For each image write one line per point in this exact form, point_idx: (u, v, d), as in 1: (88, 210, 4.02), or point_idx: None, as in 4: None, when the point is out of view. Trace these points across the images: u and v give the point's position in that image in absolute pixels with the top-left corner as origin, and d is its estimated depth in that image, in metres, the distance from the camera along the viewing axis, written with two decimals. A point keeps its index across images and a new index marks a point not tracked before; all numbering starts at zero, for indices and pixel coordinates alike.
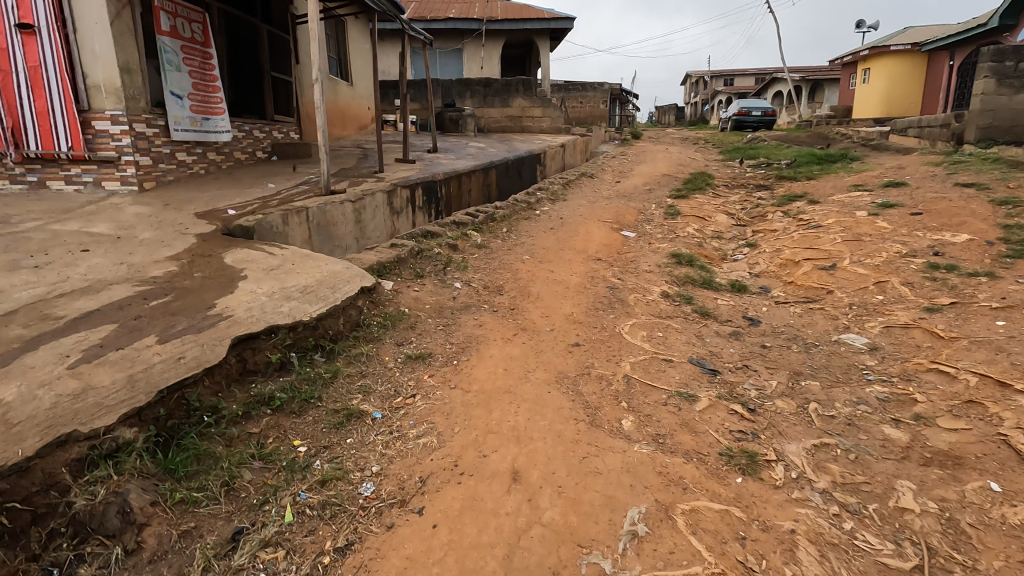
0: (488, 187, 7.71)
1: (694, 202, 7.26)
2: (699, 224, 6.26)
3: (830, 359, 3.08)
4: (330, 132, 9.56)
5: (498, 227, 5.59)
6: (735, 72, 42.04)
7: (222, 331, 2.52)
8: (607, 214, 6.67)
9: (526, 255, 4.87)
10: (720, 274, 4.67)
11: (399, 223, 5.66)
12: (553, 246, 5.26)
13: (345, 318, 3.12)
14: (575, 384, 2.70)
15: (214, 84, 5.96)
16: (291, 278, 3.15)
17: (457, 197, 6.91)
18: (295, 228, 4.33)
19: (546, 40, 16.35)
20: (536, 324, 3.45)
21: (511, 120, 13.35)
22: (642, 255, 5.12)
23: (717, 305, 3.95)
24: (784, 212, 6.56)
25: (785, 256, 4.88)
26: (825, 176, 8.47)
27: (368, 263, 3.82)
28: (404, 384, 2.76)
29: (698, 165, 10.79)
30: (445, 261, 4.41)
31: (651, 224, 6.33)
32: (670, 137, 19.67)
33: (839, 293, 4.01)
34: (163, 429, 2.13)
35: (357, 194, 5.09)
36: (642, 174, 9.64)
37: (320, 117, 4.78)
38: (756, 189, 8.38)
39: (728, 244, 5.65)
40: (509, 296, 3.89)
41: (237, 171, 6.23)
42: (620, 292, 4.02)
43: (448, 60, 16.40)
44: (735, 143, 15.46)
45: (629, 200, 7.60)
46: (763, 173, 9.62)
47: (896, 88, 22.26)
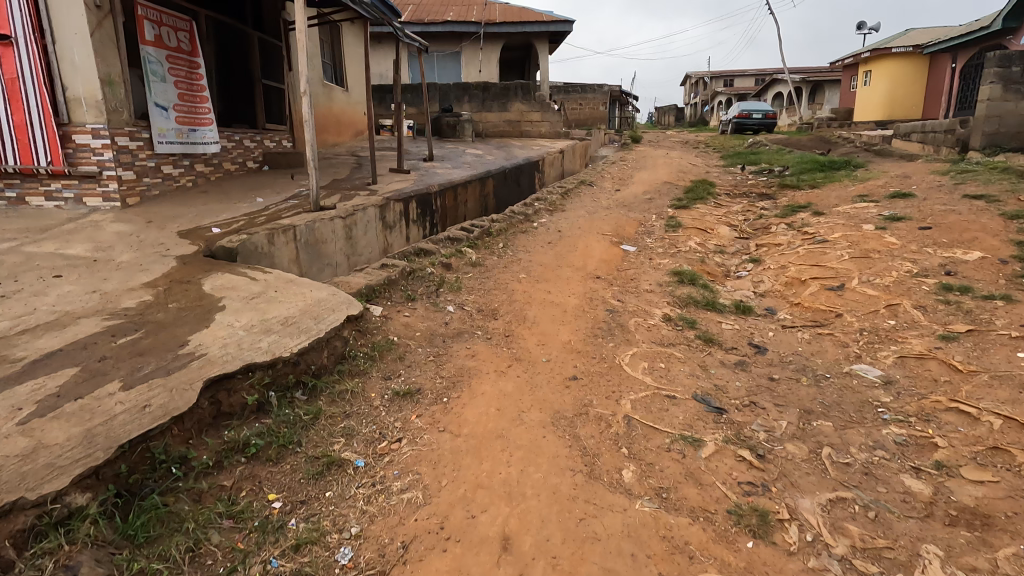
0: (485, 197, 7.55)
1: (695, 213, 7.10)
2: (701, 237, 6.10)
3: (842, 395, 2.90)
4: (325, 139, 9.39)
5: (494, 241, 5.42)
6: (735, 73, 41.91)
7: (194, 373, 2.35)
8: (607, 226, 6.50)
9: (523, 273, 4.70)
10: (723, 294, 4.51)
11: (392, 237, 5.49)
12: (550, 262, 5.10)
13: (329, 351, 2.95)
14: (571, 427, 2.53)
15: (201, 94, 5.81)
16: (272, 308, 2.98)
17: (452, 209, 6.76)
18: (282, 247, 4.16)
19: (545, 43, 16.19)
20: (532, 353, 3.28)
21: (509, 125, 13.19)
22: (643, 272, 4.96)
23: (721, 329, 3.79)
24: (788, 225, 6.39)
25: (790, 274, 4.72)
26: (829, 185, 8.31)
27: (357, 287, 3.65)
28: (389, 426, 2.59)
29: (699, 172, 10.63)
30: (438, 281, 4.24)
31: (652, 237, 6.17)
32: (670, 141, 19.51)
33: (848, 317, 3.84)
34: (123, 487, 1.95)
35: (348, 209, 4.93)
36: (642, 182, 9.48)
37: (309, 131, 4.61)
38: (759, 198, 8.22)
39: (731, 259, 5.49)
40: (504, 321, 3.73)
41: (226, 184, 6.06)
42: (620, 316, 3.86)
43: (446, 63, 16.23)
44: (736, 148, 15.31)
45: (628, 210, 7.44)
46: (765, 181, 9.46)
47: (897, 90, 22.10)
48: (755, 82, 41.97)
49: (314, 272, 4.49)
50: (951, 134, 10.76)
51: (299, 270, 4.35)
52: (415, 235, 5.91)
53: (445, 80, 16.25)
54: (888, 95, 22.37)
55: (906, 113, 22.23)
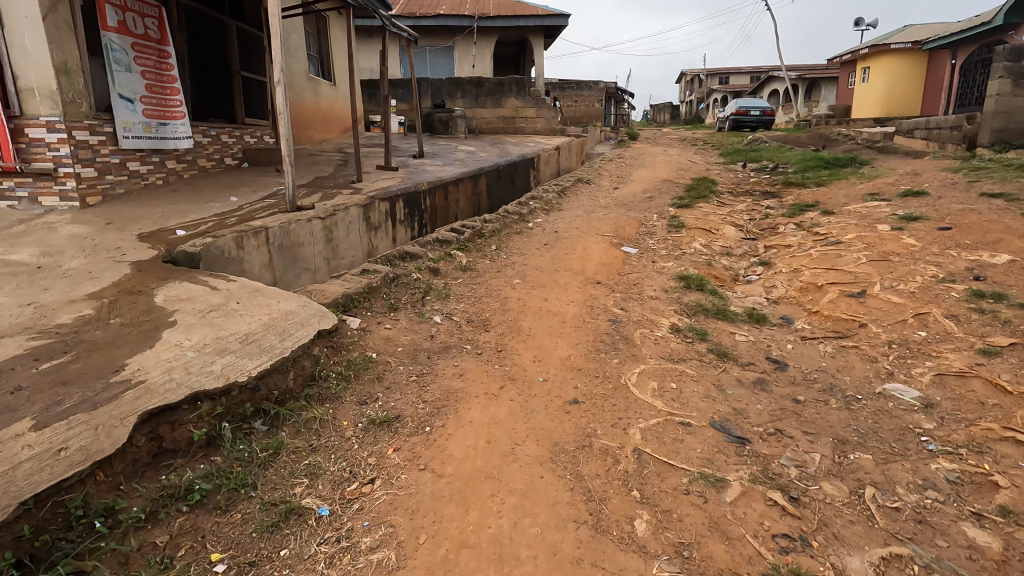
0: (478, 196, 7.19)
1: (698, 212, 6.77)
2: (705, 238, 5.77)
3: (878, 420, 2.56)
4: (311, 135, 8.99)
5: (487, 243, 5.06)
6: (731, 70, 41.69)
7: (127, 405, 1.98)
8: (606, 227, 6.15)
9: (518, 279, 4.35)
10: (734, 301, 4.17)
11: (377, 239, 5.14)
12: (547, 266, 4.75)
13: (295, 373, 2.59)
14: (573, 463, 2.18)
15: (171, 86, 5.41)
16: (231, 324, 2.61)
17: (443, 208, 6.39)
18: (253, 251, 3.79)
19: (540, 37, 15.83)
20: (527, 372, 2.93)
21: (503, 121, 12.82)
22: (646, 276, 4.63)
23: (736, 341, 3.45)
24: (796, 225, 6.07)
25: (805, 279, 4.39)
26: (836, 183, 8.00)
27: (332, 296, 3.28)
28: (361, 463, 2.23)
29: (699, 169, 10.31)
30: (425, 288, 3.88)
31: (653, 238, 5.83)
32: (667, 138, 19.20)
33: (873, 327, 3.51)
34: (26, 554, 1.60)
35: (328, 209, 4.57)
36: (641, 180, 9.15)
37: (284, 124, 4.22)
38: (763, 197, 7.90)
39: (739, 262, 5.15)
40: (496, 334, 3.37)
41: (200, 182, 5.67)
42: (624, 326, 3.51)
43: (438, 58, 15.83)
44: (735, 145, 15.01)
45: (628, 209, 7.10)
46: (768, 179, 9.14)
47: (896, 87, 21.86)
48: (751, 80, 41.74)
49: (290, 278, 4.13)
50: (957, 130, 10.48)
51: (273, 276, 3.98)
52: (403, 237, 5.55)
53: (437, 75, 15.87)
54: (886, 92, 22.11)
55: (905, 110, 22.00)
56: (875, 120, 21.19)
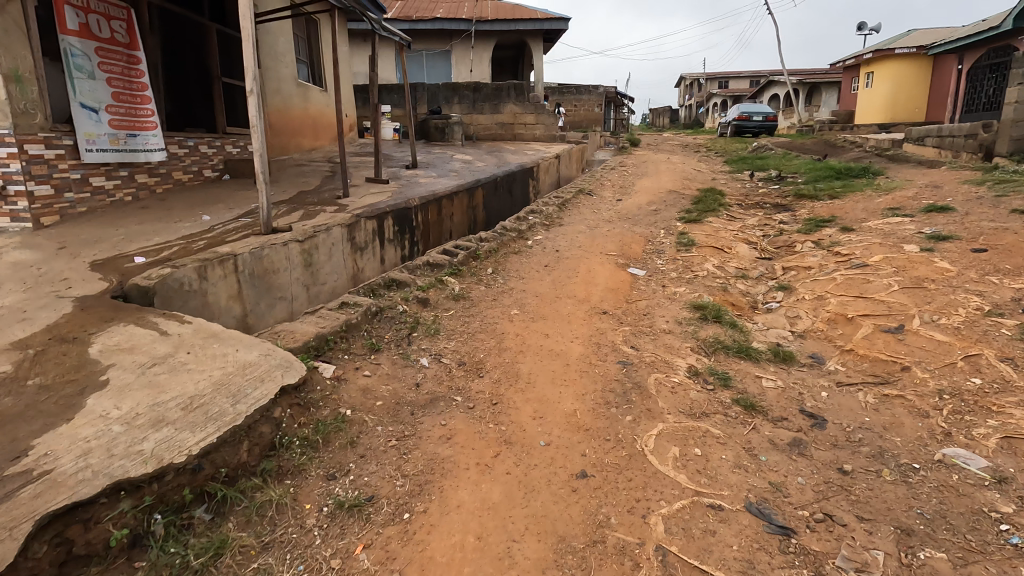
0: (473, 210, 6.80)
1: (708, 227, 6.38)
2: (718, 258, 5.37)
3: (945, 501, 2.15)
4: (300, 143, 8.58)
5: (482, 266, 4.66)
6: (731, 75, 41.40)
7: (20, 507, 1.56)
8: (610, 245, 5.74)
9: (516, 309, 3.93)
10: (755, 335, 3.77)
11: (364, 261, 4.74)
12: (548, 292, 4.34)
13: (251, 442, 2.17)
14: (582, 571, 1.77)
15: (142, 94, 5.00)
16: (175, 384, 2.19)
17: (436, 224, 5.99)
18: (218, 282, 3.38)
19: (539, 41, 15.48)
20: (526, 433, 2.52)
21: (501, 127, 12.44)
22: (658, 304, 4.22)
23: (763, 388, 3.04)
24: (815, 243, 5.66)
25: (832, 310, 3.99)
26: (851, 195, 7.61)
27: (303, 339, 2.86)
28: (323, 567, 1.82)
29: (705, 179, 9.92)
30: (413, 323, 3.46)
31: (662, 258, 5.43)
32: (669, 144, 18.83)
33: (918, 371, 3.09)
34: None
35: (308, 230, 4.16)
36: (645, 190, 8.76)
37: (258, 139, 3.79)
38: (774, 210, 7.50)
39: (756, 286, 4.76)
40: (491, 381, 2.95)
41: (174, 197, 5.26)
42: (636, 371, 3.10)
43: (435, 62, 15.46)
44: (739, 152, 14.64)
45: (633, 224, 6.69)
46: (778, 190, 8.74)
47: (901, 93, 21.51)
48: (752, 84, 41.44)
49: (262, 309, 3.72)
50: (972, 138, 10.10)
51: (243, 308, 3.57)
52: (392, 257, 5.16)
53: (435, 80, 15.50)
54: (891, 97, 21.77)
55: (911, 115, 21.66)
56: (880, 127, 20.84)
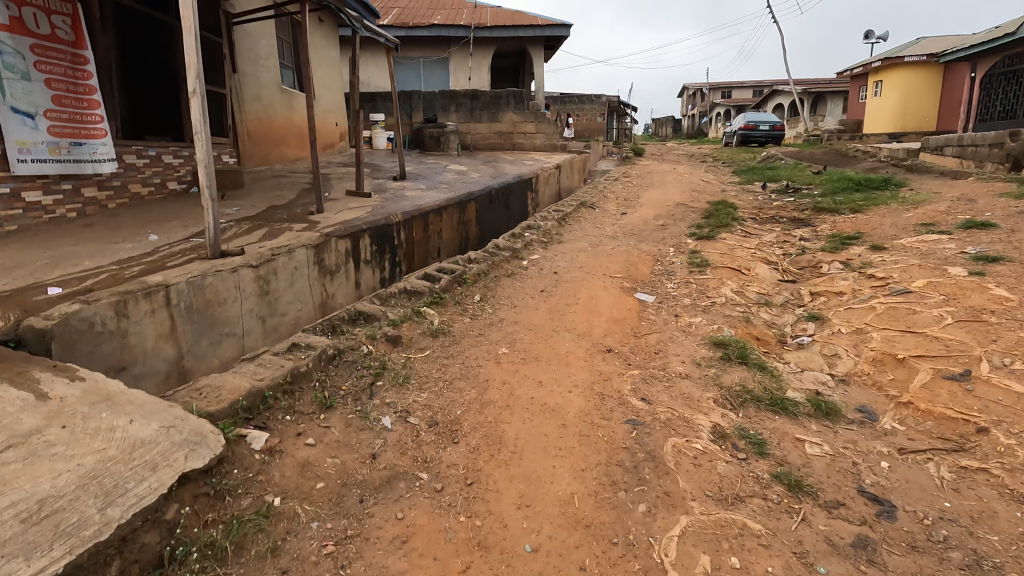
0: (465, 225, 6.24)
1: (722, 245, 5.80)
2: (736, 281, 4.78)
3: None
4: (283, 153, 8.05)
5: (469, 292, 4.08)
6: (734, 84, 41.01)
7: None
8: (615, 266, 5.16)
9: (504, 347, 3.34)
10: (789, 379, 3.17)
11: (334, 287, 4.17)
12: (544, 323, 3.76)
13: (125, 564, 1.58)
14: None
15: (90, 99, 4.44)
16: (23, 479, 1.57)
17: (422, 242, 5.42)
18: (144, 319, 2.80)
19: (540, 48, 15.02)
20: (508, 532, 1.93)
21: (500, 136, 11.92)
22: (671, 340, 3.64)
23: (808, 457, 2.44)
24: (843, 264, 5.08)
25: (877, 348, 3.39)
26: (875, 209, 7.03)
27: (231, 398, 2.27)
28: None
29: (714, 191, 9.36)
30: (378, 367, 2.88)
31: (672, 281, 4.85)
32: (674, 154, 18.28)
33: (1000, 436, 2.49)
34: None
35: (264, 253, 3.59)
36: (651, 203, 8.19)
37: (201, 147, 3.24)
38: (793, 225, 6.91)
39: (782, 315, 4.17)
40: (466, 449, 2.36)
41: (126, 213, 4.70)
42: (649, 434, 2.49)
43: (432, 70, 14.98)
44: (748, 162, 14.08)
45: (639, 241, 6.13)
46: (794, 203, 8.16)
47: (911, 101, 21.00)
48: (755, 94, 41.02)
49: (204, 348, 3.14)
50: (998, 147, 9.52)
51: (177, 349, 2.98)
52: (368, 279, 4.61)
53: (432, 88, 15.01)
54: (901, 105, 21.25)
55: (922, 123, 21.18)
56: (890, 136, 20.30)
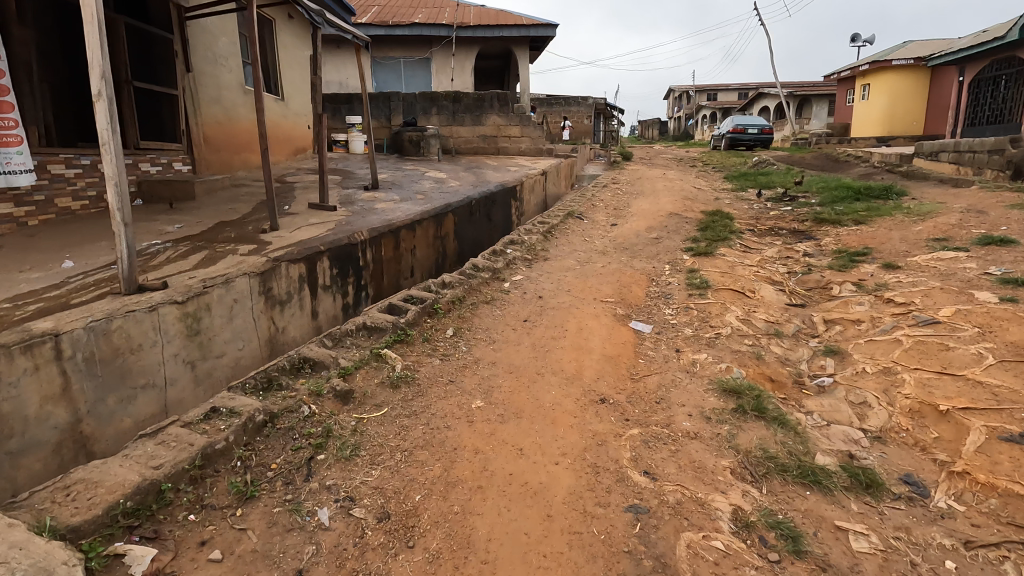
0: (441, 240, 5.72)
1: (721, 263, 5.33)
2: (739, 307, 4.31)
3: None
4: (246, 158, 7.45)
5: (441, 325, 3.56)
6: (720, 86, 40.94)
7: None
8: (607, 289, 4.65)
9: (478, 400, 2.81)
10: (813, 435, 2.69)
11: (284, 320, 3.63)
12: (526, 364, 3.25)
13: None
14: None
15: (6, 100, 3.76)
16: None
17: (393, 260, 4.89)
18: (23, 379, 2.23)
19: (526, 49, 14.54)
20: None
21: (483, 140, 11.40)
22: (673, 383, 3.15)
23: (857, 557, 1.93)
24: (855, 285, 4.63)
25: (914, 394, 2.92)
26: (879, 221, 6.62)
27: (107, 499, 1.71)
28: None
29: (707, 199, 8.94)
30: (321, 434, 2.34)
31: (670, 307, 4.36)
32: (663, 158, 17.90)
33: None
34: None
35: (194, 284, 3.03)
36: (643, 213, 7.73)
37: (109, 161, 2.68)
38: (794, 238, 6.48)
39: (795, 348, 3.70)
40: (423, 558, 1.83)
41: (48, 230, 4.10)
42: (657, 529, 1.98)
43: (414, 71, 14.42)
44: (739, 167, 13.72)
45: (632, 257, 5.65)
46: (792, 213, 7.74)
47: (897, 105, 20.94)
48: (740, 97, 41.02)
49: (110, 406, 2.58)
50: (998, 154, 9.19)
51: (72, 411, 2.42)
52: (327, 306, 4.05)
53: (413, 90, 14.46)
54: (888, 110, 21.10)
55: (907, 129, 21.11)
56: (877, 140, 20.10)
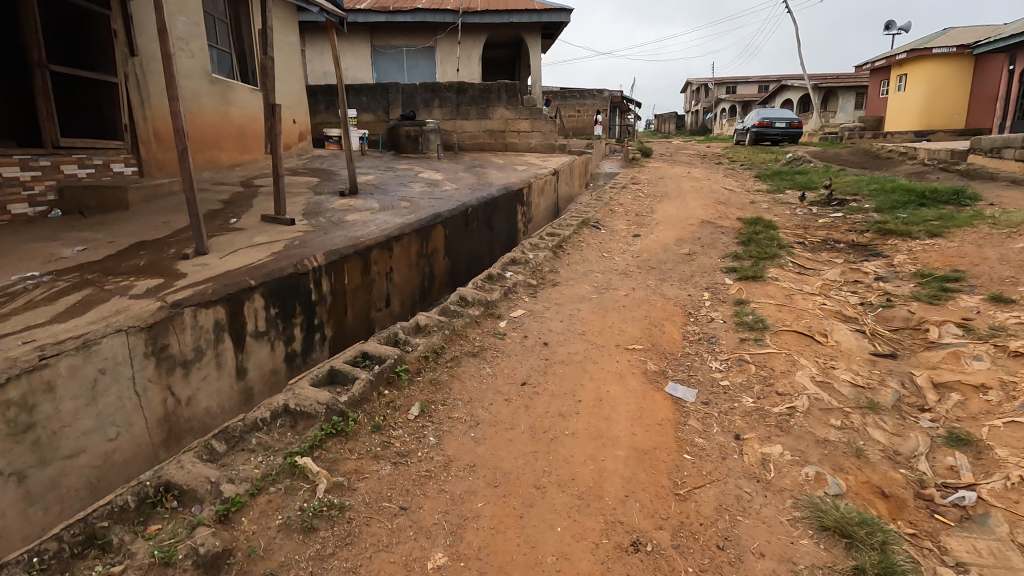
0: (428, 258, 4.71)
1: (775, 291, 4.26)
2: (811, 360, 3.25)
3: None
4: (211, 157, 6.49)
5: (403, 401, 2.53)
6: (740, 79, 39.47)
7: None
8: (634, 331, 3.60)
9: (439, 551, 1.79)
10: None
11: (191, 387, 2.64)
12: (520, 469, 2.22)
13: None
14: None
15: None
16: None
17: (362, 289, 3.89)
18: None
19: (537, 36, 13.39)
20: None
21: (490, 135, 10.35)
22: (740, 503, 2.10)
23: None
24: (961, 327, 3.52)
25: None
26: (961, 234, 5.46)
27: None
28: None
29: (742, 204, 7.83)
30: None
31: (719, 358, 3.30)
32: (684, 154, 16.69)
33: None
34: None
35: (25, 355, 2.04)
36: (670, 220, 6.67)
37: None
38: (857, 254, 5.36)
39: (905, 431, 2.62)
40: None
41: None
42: None
43: (416, 61, 13.40)
44: (771, 165, 12.52)
45: (661, 282, 4.60)
46: (845, 221, 6.61)
47: (936, 97, 19.50)
48: (761, 89, 39.48)
49: None
50: None
51: None
52: (261, 359, 3.05)
53: (416, 80, 13.44)
54: (926, 102, 19.73)
55: (946, 122, 19.71)
56: (916, 135, 18.67)
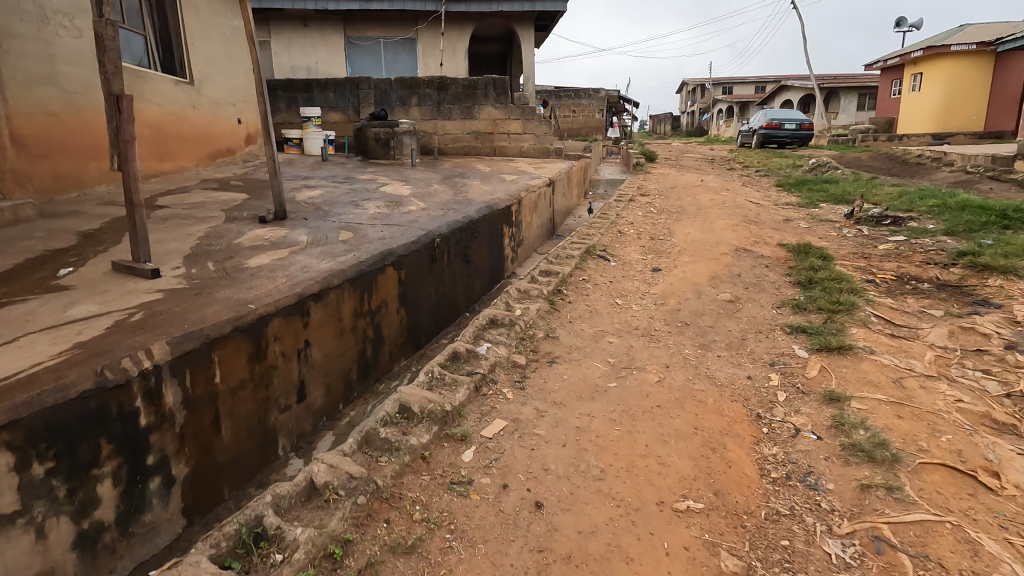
0: (371, 317, 3.30)
1: (877, 374, 2.89)
2: (1001, 539, 1.86)
3: None
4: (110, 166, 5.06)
5: None
6: (737, 79, 38.31)
7: None
8: (682, 464, 2.21)
9: None
10: None
11: None
12: None
13: None
14: None
15: None
16: None
17: (247, 388, 2.45)
18: None
19: (529, 27, 11.98)
20: None
21: (475, 137, 8.94)
22: None
23: None
24: None
25: None
26: None
27: None
28: None
29: (776, 223, 6.45)
30: None
31: (837, 530, 1.91)
32: (689, 158, 15.36)
33: None
34: None
35: None
36: (694, 247, 5.30)
37: None
38: (957, 303, 3.98)
39: None
40: None
41: None
42: None
43: (396, 54, 11.96)
44: (791, 172, 11.17)
45: (703, 354, 3.22)
46: (916, 250, 5.23)
47: (954, 98, 18.22)
48: (760, 90, 38.26)
49: None
50: None
51: None
52: (7, 565, 1.63)
53: (395, 76, 12.01)
54: (943, 104, 18.43)
55: (965, 124, 18.43)
56: (936, 137, 17.39)
